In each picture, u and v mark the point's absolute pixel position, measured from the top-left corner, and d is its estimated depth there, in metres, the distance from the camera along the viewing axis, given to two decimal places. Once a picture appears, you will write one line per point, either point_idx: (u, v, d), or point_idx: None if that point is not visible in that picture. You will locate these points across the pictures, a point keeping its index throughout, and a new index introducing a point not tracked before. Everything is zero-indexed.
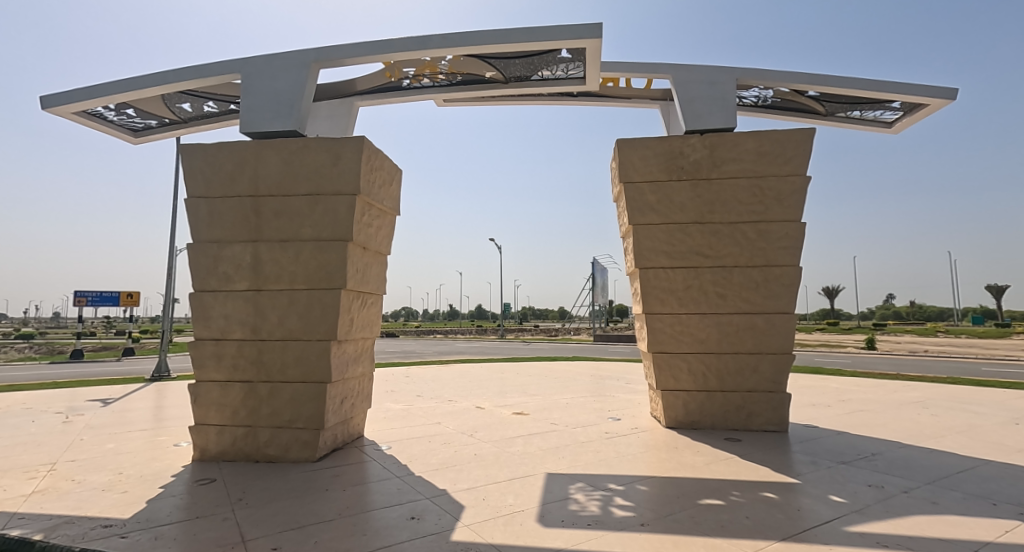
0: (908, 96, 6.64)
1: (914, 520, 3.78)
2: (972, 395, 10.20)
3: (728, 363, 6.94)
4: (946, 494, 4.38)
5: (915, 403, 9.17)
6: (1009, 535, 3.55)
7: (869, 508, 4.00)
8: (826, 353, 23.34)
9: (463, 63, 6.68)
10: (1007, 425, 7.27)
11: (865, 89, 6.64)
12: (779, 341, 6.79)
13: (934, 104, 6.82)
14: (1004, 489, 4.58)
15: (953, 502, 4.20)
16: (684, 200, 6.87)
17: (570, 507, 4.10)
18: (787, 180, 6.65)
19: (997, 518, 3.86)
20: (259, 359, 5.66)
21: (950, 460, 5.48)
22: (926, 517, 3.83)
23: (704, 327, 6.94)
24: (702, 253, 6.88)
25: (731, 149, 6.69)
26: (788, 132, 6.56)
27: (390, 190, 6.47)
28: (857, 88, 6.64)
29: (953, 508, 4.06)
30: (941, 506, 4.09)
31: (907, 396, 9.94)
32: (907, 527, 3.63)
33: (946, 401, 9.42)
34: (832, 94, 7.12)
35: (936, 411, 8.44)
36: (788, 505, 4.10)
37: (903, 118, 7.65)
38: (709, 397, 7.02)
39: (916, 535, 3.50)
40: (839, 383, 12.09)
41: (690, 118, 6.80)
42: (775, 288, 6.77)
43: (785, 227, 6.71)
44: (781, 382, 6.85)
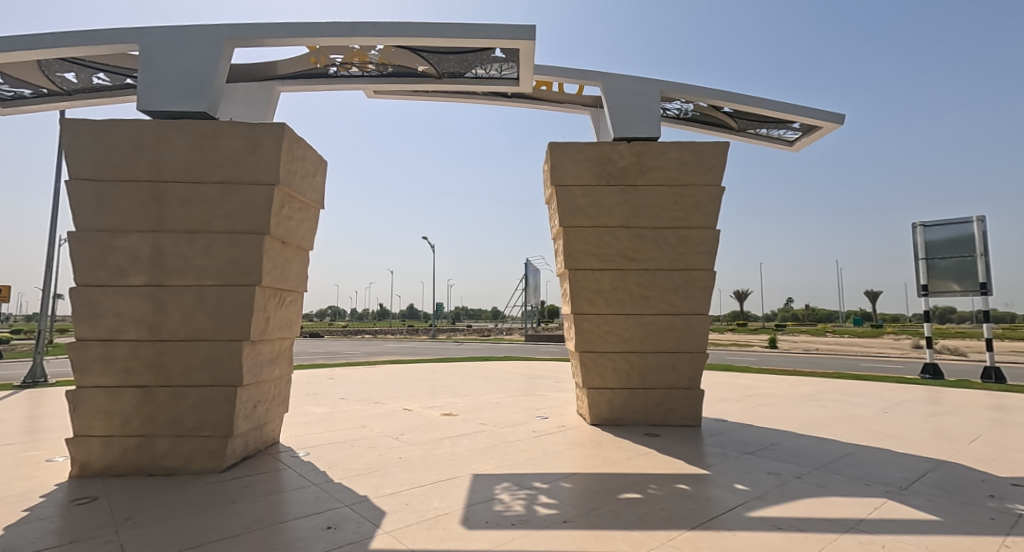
0: (807, 118, 7.27)
1: (805, 502, 4.14)
2: (855, 388, 11.38)
3: (650, 361, 7.24)
4: (831, 478, 4.84)
5: (808, 396, 10.09)
6: (879, 511, 3.99)
7: (768, 493, 4.32)
8: (736, 352, 25.08)
9: (394, 54, 6.47)
10: (882, 415, 8.20)
11: (772, 109, 7.19)
12: (696, 341, 7.19)
13: (827, 127, 7.53)
14: (880, 471, 5.13)
15: (838, 485, 4.64)
16: (613, 204, 7.09)
17: (495, 507, 4.07)
18: (706, 189, 7.05)
19: (872, 497, 4.32)
20: (158, 362, 5.13)
21: (835, 447, 6.07)
22: (816, 500, 4.20)
23: (628, 327, 7.19)
24: (628, 256, 7.13)
25: (656, 157, 7.00)
26: (707, 144, 6.96)
27: (314, 181, 6.12)
28: (764, 108, 7.19)
29: (837, 490, 4.50)
30: (827, 489, 4.51)
31: (803, 391, 10.91)
32: (799, 510, 3.96)
33: (835, 394, 10.44)
34: (743, 112, 7.66)
35: (826, 403, 9.33)
36: (699, 494, 4.34)
37: (801, 138, 8.39)
38: (632, 394, 7.29)
39: (808, 517, 3.82)
40: (747, 379, 13.06)
41: (618, 126, 7.04)
42: (693, 291, 7.16)
43: (703, 234, 7.11)
44: (696, 379, 7.26)
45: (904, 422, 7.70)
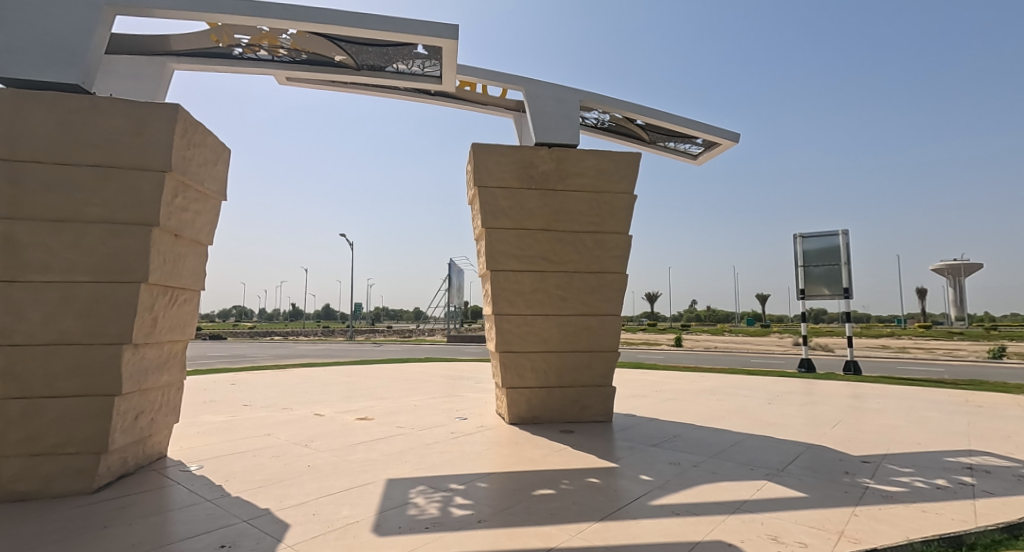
0: (709, 135, 7.88)
1: (700, 488, 4.48)
2: (747, 382, 12.51)
3: (567, 360, 7.46)
4: (722, 464, 5.28)
5: (707, 390, 10.94)
6: (760, 492, 4.42)
7: (669, 482, 4.63)
8: (646, 350, 26.60)
9: (308, 40, 6.14)
10: (767, 405, 9.09)
11: (679, 124, 7.72)
12: (610, 340, 7.51)
13: (725, 144, 8.21)
14: (765, 457, 5.67)
15: (729, 471, 5.07)
16: (534, 207, 7.22)
17: (409, 512, 3.99)
18: (620, 197, 7.40)
19: (755, 480, 4.78)
20: (11, 370, 4.41)
21: (729, 436, 6.63)
22: (709, 485, 4.56)
23: (547, 327, 7.35)
24: (547, 258, 7.29)
25: (575, 163, 7.24)
26: (621, 153, 7.31)
27: (215, 170, 5.64)
28: (672, 122, 7.69)
29: (727, 475, 4.92)
30: (719, 474, 4.92)
31: (703, 385, 11.80)
32: (695, 495, 4.28)
33: (730, 388, 11.41)
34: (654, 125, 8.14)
35: (722, 396, 10.16)
36: (608, 486, 4.54)
37: (704, 153, 9.08)
38: (549, 392, 7.47)
39: (701, 501, 4.14)
40: (655, 376, 13.88)
41: (539, 131, 7.19)
42: (607, 292, 7.48)
43: (617, 238, 7.45)
44: (609, 377, 7.60)
45: (784, 411, 8.59)
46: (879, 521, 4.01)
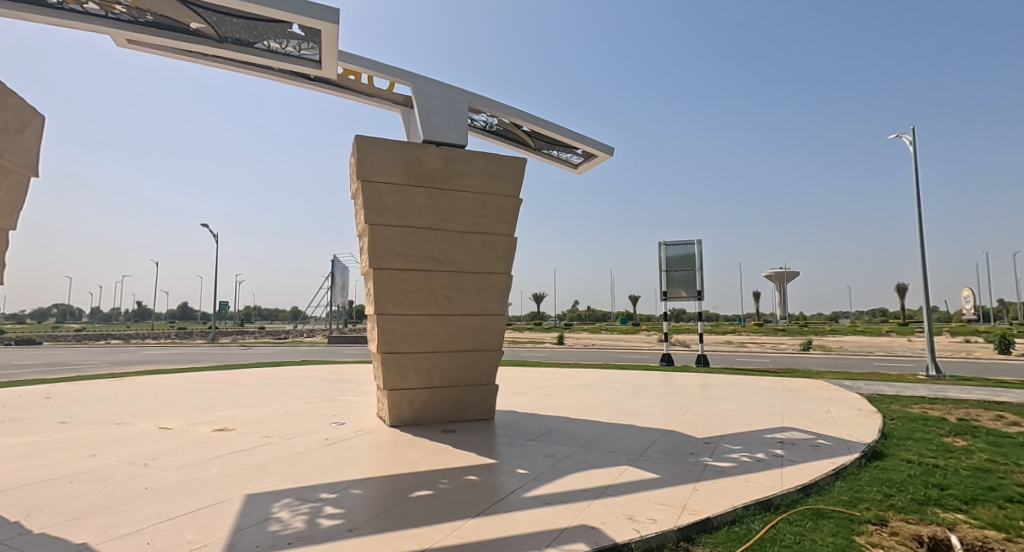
0: (588, 147, 8.40)
1: (571, 477, 4.77)
2: (617, 375, 13.58)
3: (451, 360, 7.45)
4: (591, 453, 5.67)
5: (582, 385, 11.66)
6: (622, 476, 4.84)
7: (544, 474, 4.85)
8: (528, 348, 27.60)
9: (155, 2, 5.39)
10: (633, 396, 9.94)
11: (562, 134, 8.12)
12: (494, 339, 7.66)
13: (602, 156, 8.81)
14: (630, 444, 6.20)
15: (597, 459, 5.47)
16: (420, 205, 7.10)
17: (270, 528, 3.69)
18: (507, 200, 7.58)
19: (618, 466, 5.21)
20: None
21: (600, 427, 7.15)
22: (578, 474, 4.87)
23: (432, 327, 7.27)
24: (433, 258, 7.21)
25: (463, 164, 7.27)
26: (507, 156, 7.50)
27: (23, 140, 4.68)
28: (556, 132, 8.07)
29: (595, 463, 5.30)
30: (587, 463, 5.28)
31: (579, 380, 12.55)
32: (566, 484, 4.55)
33: (603, 382, 12.28)
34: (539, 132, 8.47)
35: (596, 390, 10.90)
36: (486, 483, 4.63)
37: (583, 163, 9.65)
38: (432, 393, 7.39)
39: (570, 489, 4.41)
40: (536, 373, 14.46)
41: (427, 129, 7.09)
42: (492, 292, 7.62)
43: (502, 239, 7.62)
44: (492, 375, 7.75)
45: (647, 401, 9.47)
46: (713, 493, 4.62)
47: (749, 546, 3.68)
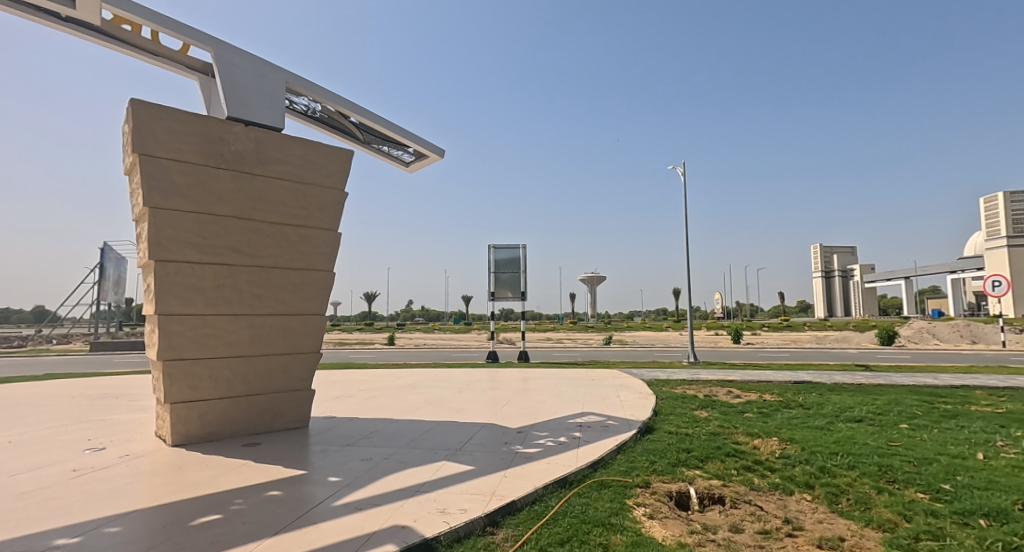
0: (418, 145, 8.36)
1: (388, 478, 4.85)
2: (444, 374, 13.93)
3: (257, 366, 6.81)
4: (410, 453, 5.81)
5: (408, 385, 11.67)
6: (439, 472, 5.08)
7: (357, 479, 4.82)
8: (355, 349, 26.52)
9: None
10: (456, 394, 10.33)
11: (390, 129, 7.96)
12: (311, 341, 7.23)
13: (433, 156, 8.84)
14: (448, 440, 6.48)
15: (415, 457, 5.62)
16: (222, 190, 6.37)
17: None
18: (329, 192, 7.24)
19: (435, 462, 5.45)
20: None
21: (421, 426, 7.30)
22: (394, 474, 4.96)
23: (233, 328, 6.56)
24: (238, 250, 6.54)
25: (277, 149, 6.74)
26: (330, 147, 7.16)
27: None
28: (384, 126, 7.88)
29: (413, 461, 5.44)
30: (405, 462, 5.40)
31: (405, 381, 12.55)
32: (380, 486, 4.60)
33: (428, 381, 12.47)
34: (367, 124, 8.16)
35: (421, 389, 11.04)
36: (290, 496, 4.41)
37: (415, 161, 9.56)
38: (232, 403, 6.67)
39: (384, 492, 4.47)
40: (360, 375, 14.01)
41: (232, 105, 6.37)
42: (310, 291, 7.19)
43: (323, 234, 7.24)
44: (307, 380, 7.32)
45: (469, 397, 9.93)
46: (520, 477, 5.13)
47: (544, 521, 4.20)
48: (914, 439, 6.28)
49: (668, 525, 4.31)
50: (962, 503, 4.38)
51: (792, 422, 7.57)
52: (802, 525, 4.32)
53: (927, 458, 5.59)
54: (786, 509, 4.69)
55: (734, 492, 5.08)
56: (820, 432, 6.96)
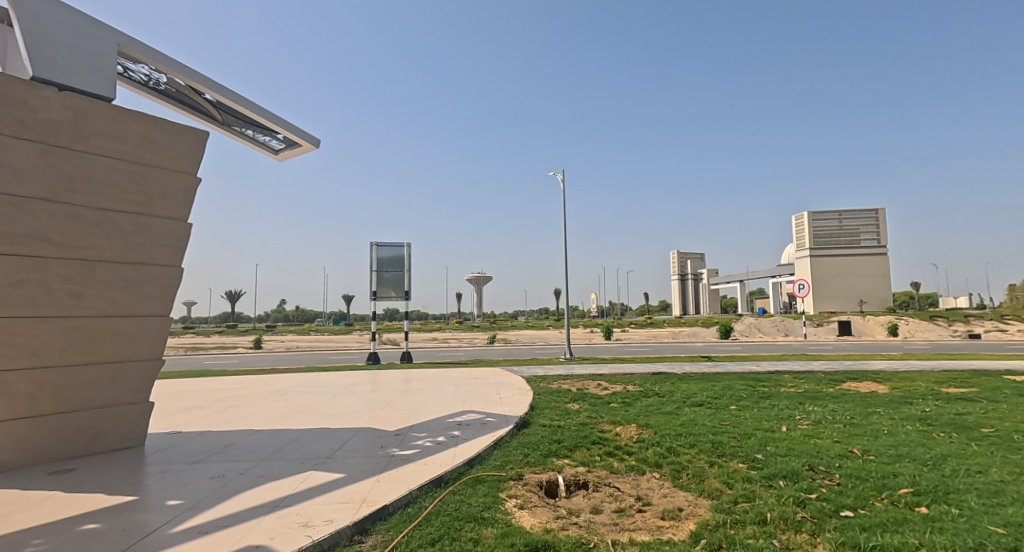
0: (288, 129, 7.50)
1: (242, 496, 4.51)
2: (317, 378, 13.17)
3: (74, 378, 5.81)
4: (271, 466, 5.44)
5: (275, 392, 10.83)
6: (303, 484, 4.86)
7: (203, 500, 4.41)
8: (214, 354, 23.93)
9: None
10: (330, 398, 9.83)
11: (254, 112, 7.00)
12: (150, 347, 6.38)
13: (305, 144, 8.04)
14: (315, 448, 6.18)
15: (275, 470, 5.28)
16: (24, 164, 5.29)
17: None
18: (176, 176, 6.45)
19: (301, 474, 5.18)
20: None
21: (285, 435, 6.85)
22: (250, 492, 4.61)
23: (40, 335, 5.52)
24: (50, 239, 5.52)
25: (104, 122, 5.80)
26: (178, 126, 6.38)
27: None
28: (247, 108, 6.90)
29: (273, 475, 5.11)
30: (265, 477, 5.05)
31: (272, 387, 11.64)
32: (232, 506, 4.27)
33: (299, 386, 11.70)
34: (225, 105, 7.08)
35: (289, 395, 10.33)
36: (113, 528, 3.87)
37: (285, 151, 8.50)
38: (37, 425, 5.63)
39: (236, 512, 4.14)
40: (218, 383, 12.70)
41: (40, 64, 5.35)
42: (149, 289, 6.31)
43: (168, 224, 6.42)
44: (144, 392, 6.45)
45: (344, 402, 9.51)
46: (393, 481, 5.08)
47: (416, 522, 4.22)
48: (740, 418, 7.39)
49: (536, 514, 4.57)
50: (770, 468, 5.28)
51: (648, 409, 8.44)
52: (650, 500, 4.85)
53: (748, 433, 6.62)
54: (639, 487, 5.23)
55: (597, 477, 5.54)
56: (670, 417, 7.86)
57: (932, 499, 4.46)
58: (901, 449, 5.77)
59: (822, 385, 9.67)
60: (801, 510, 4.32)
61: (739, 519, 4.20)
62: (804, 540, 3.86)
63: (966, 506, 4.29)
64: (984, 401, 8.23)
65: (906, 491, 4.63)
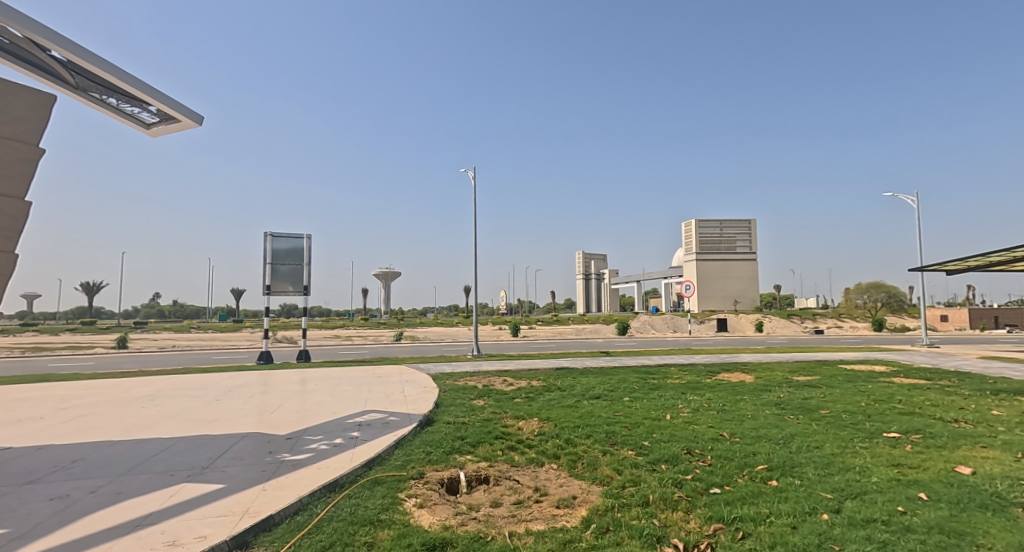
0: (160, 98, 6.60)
1: (90, 518, 4.01)
2: (196, 380, 11.98)
3: None
4: (133, 481, 4.88)
5: (142, 397, 9.64)
6: (170, 499, 4.43)
7: (37, 527, 3.84)
8: (69, 355, 20.82)
9: None
10: (211, 403, 8.98)
11: (119, 77, 6.06)
12: None
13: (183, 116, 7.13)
14: (185, 458, 5.63)
15: (135, 486, 4.75)
16: None
17: None
18: (10, 145, 5.46)
19: (170, 487, 4.72)
20: None
21: (149, 445, 6.15)
22: (102, 512, 4.13)
23: None
24: None
25: None
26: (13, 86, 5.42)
27: None
28: (109, 71, 5.94)
29: (133, 491, 4.59)
30: (124, 494, 4.54)
31: (138, 392, 10.37)
32: (76, 531, 3.78)
33: (172, 390, 10.55)
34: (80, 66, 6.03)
35: (159, 400, 9.28)
36: None
37: (156, 123, 7.45)
38: None
39: (83, 536, 3.69)
40: (70, 388, 11.07)
41: None
42: None
43: None
44: None
45: (228, 406, 8.74)
46: (280, 488, 4.79)
47: (306, 531, 4.01)
48: (631, 408, 7.93)
49: (435, 512, 4.55)
50: (655, 454, 5.72)
51: (549, 403, 8.75)
52: (547, 490, 5.05)
53: (637, 422, 7.12)
54: (537, 479, 5.42)
55: (498, 471, 5.65)
56: (570, 410, 8.22)
57: (782, 472, 5.13)
58: (761, 431, 6.56)
59: (702, 376, 10.68)
60: (678, 491, 4.75)
61: (625, 503, 4.52)
62: (679, 517, 4.25)
63: (806, 476, 4.99)
64: (825, 386, 9.60)
65: (762, 467, 5.27)
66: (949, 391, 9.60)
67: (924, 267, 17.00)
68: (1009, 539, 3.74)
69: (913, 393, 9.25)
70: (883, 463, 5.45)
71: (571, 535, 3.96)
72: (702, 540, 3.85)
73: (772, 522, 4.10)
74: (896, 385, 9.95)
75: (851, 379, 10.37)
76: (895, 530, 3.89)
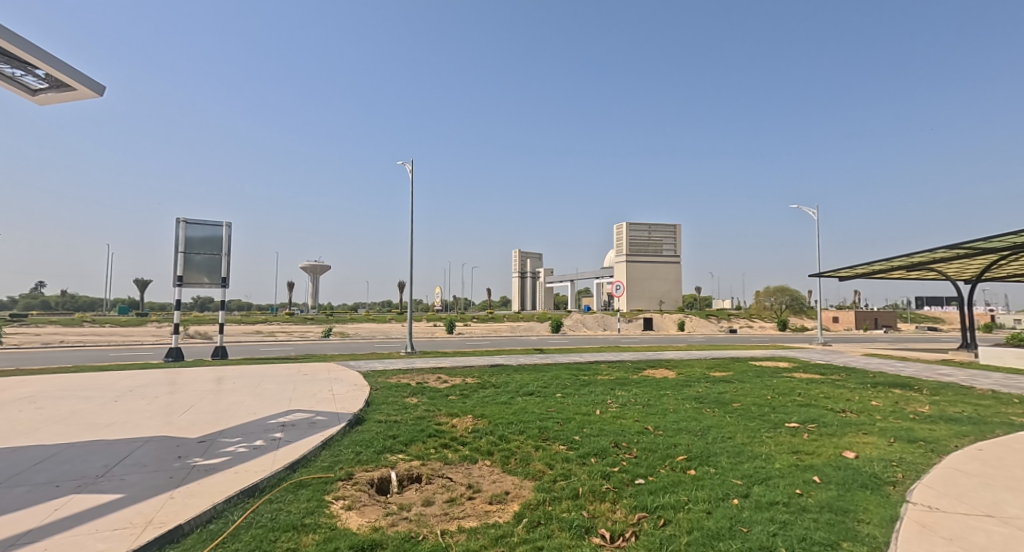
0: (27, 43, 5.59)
1: None
2: (90, 380, 10.79)
3: None
4: (8, 494, 4.32)
5: (21, 400, 8.52)
6: (55, 513, 3.97)
7: None
8: None
9: None
10: (108, 405, 8.11)
11: None
12: None
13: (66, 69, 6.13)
14: (75, 467, 5.07)
15: (10, 500, 4.20)
16: None
17: None
18: None
19: (55, 500, 4.23)
20: None
21: (30, 454, 5.47)
22: None
23: None
24: None
25: None
26: None
27: None
28: None
29: (6, 507, 4.06)
30: None
31: (16, 393, 9.16)
32: None
33: (60, 391, 9.43)
34: None
35: (43, 403, 8.25)
36: None
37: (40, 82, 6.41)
38: None
39: None
40: None
41: None
42: None
43: None
44: None
45: (129, 408, 7.95)
46: (190, 496, 4.44)
47: (220, 540, 3.76)
48: (563, 404, 8.16)
49: (365, 513, 4.43)
50: (585, 448, 5.92)
51: (484, 400, 8.78)
52: (480, 487, 5.07)
53: (568, 417, 7.33)
54: (470, 475, 5.43)
55: (431, 469, 5.59)
56: (503, 407, 8.29)
57: (699, 462, 5.50)
58: (681, 423, 6.98)
59: (629, 373, 11.17)
60: (606, 483, 4.95)
61: (557, 496, 4.64)
62: (606, 508, 4.43)
63: (720, 465, 5.38)
64: (738, 382, 10.39)
65: (682, 457, 5.62)
66: (839, 384, 10.75)
67: (822, 273, 18.87)
68: (883, 514, 4.25)
69: (810, 387, 10.24)
70: (785, 450, 6.00)
71: (504, 530, 4.00)
72: (627, 529, 4.04)
73: (689, 508, 4.38)
74: (796, 380, 10.96)
75: (759, 375, 11.30)
76: (794, 510, 4.30)
